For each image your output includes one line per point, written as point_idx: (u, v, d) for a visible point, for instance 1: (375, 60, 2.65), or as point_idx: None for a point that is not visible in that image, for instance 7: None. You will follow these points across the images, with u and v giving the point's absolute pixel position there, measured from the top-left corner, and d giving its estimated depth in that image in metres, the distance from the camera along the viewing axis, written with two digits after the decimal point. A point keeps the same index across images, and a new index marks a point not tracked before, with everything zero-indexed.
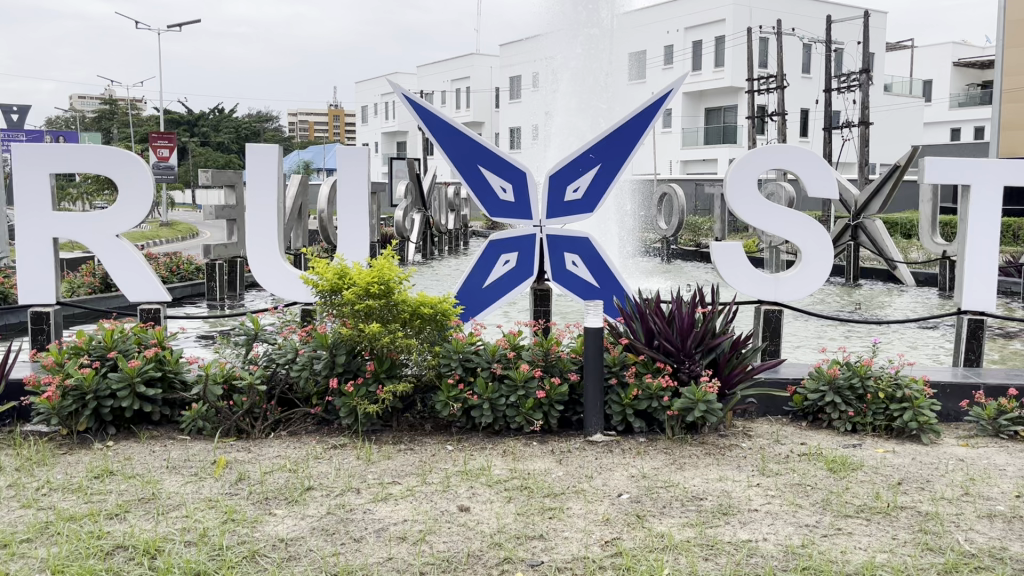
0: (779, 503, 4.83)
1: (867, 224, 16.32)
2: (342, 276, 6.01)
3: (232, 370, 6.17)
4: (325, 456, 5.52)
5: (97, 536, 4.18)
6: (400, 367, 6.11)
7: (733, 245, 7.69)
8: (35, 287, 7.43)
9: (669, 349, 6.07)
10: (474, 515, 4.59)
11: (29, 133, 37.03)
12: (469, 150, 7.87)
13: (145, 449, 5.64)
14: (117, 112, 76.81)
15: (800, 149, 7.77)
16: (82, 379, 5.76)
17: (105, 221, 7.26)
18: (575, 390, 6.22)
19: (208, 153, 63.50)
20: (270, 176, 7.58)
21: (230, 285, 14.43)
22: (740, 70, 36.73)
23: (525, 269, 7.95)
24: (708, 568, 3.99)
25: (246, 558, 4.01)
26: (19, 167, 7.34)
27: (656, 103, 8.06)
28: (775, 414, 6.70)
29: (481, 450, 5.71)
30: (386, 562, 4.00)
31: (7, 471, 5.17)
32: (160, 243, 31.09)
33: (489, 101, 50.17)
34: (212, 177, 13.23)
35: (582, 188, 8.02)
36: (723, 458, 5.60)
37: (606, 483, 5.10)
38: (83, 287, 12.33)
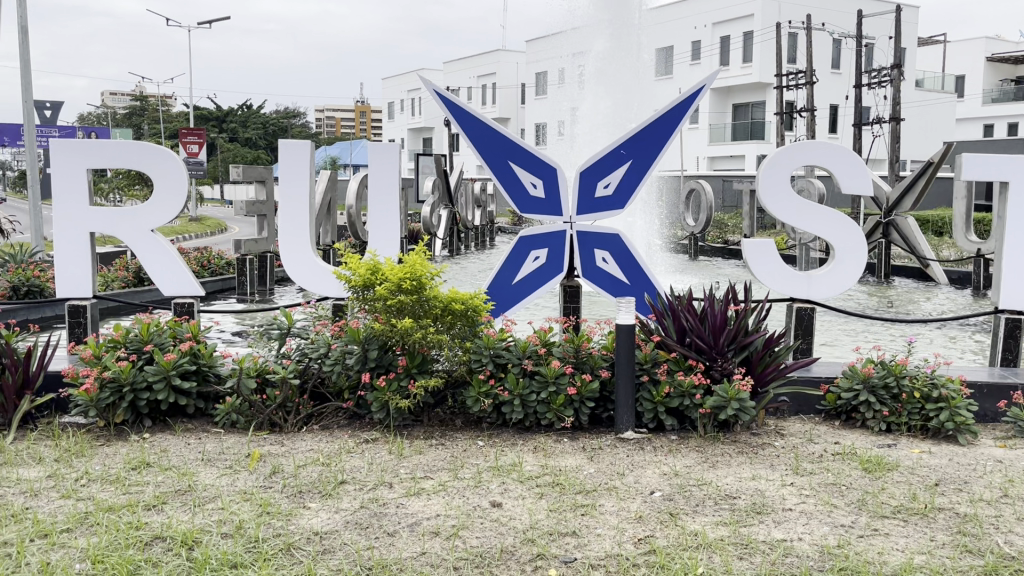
0: (814, 503, 4.77)
1: (899, 221, 16.16)
2: (374, 271, 6.03)
3: (265, 364, 6.24)
4: (358, 450, 5.55)
5: (135, 527, 4.23)
6: (431, 362, 6.13)
7: (765, 244, 7.60)
8: (72, 283, 7.51)
9: (702, 346, 6.04)
10: (507, 510, 4.59)
11: (62, 130, 37.62)
12: (499, 145, 7.86)
13: (181, 442, 5.70)
14: (147, 108, 77.68)
15: (835, 146, 7.69)
16: (120, 371, 5.84)
17: (140, 216, 7.34)
18: (606, 387, 6.19)
19: (235, 148, 64.13)
20: (302, 171, 7.64)
21: (260, 280, 14.54)
22: (768, 66, 36.37)
23: (556, 265, 7.92)
24: (743, 567, 3.95)
25: (281, 550, 4.03)
26: (57, 163, 7.44)
27: (688, 100, 8.02)
28: (808, 413, 6.65)
29: (512, 446, 5.71)
30: (419, 556, 4.01)
31: (46, 462, 5.25)
32: (190, 238, 31.49)
33: (515, 97, 50.17)
34: (242, 173, 13.31)
35: (612, 184, 8.00)
36: (756, 457, 5.55)
37: (638, 481, 5.07)
38: (117, 281, 12.52)
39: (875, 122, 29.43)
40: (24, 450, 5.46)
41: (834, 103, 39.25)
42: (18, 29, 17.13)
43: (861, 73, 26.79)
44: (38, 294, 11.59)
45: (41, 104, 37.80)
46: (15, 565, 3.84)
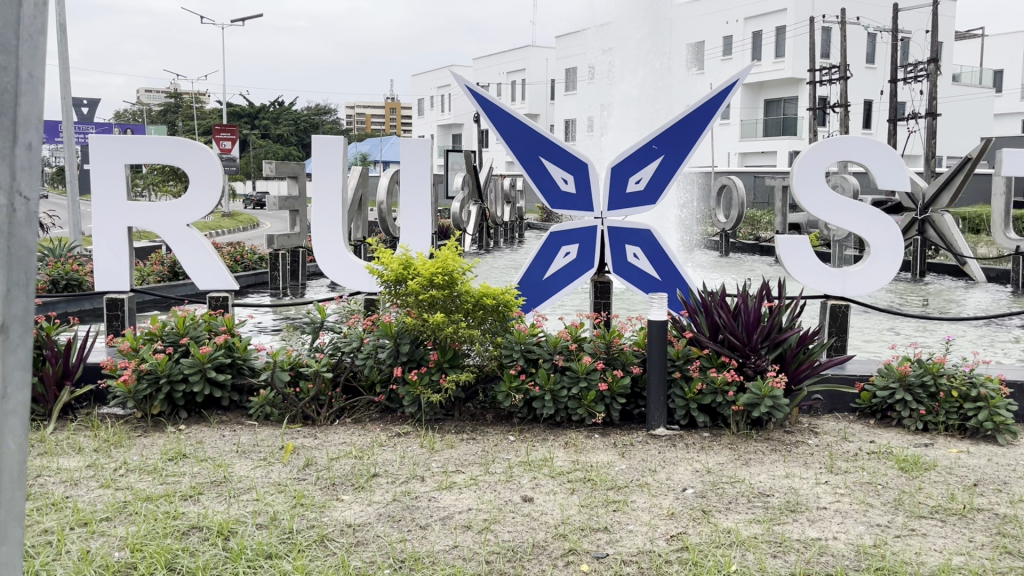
0: (850, 502, 4.71)
1: (935, 218, 15.86)
2: (406, 266, 6.06)
3: (299, 357, 6.30)
4: (389, 444, 5.58)
5: (173, 516, 4.30)
6: (462, 357, 6.15)
7: (798, 241, 7.54)
8: (110, 276, 7.63)
9: (735, 343, 6.00)
10: (538, 505, 4.59)
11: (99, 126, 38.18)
12: (531, 141, 7.85)
13: (215, 433, 5.77)
14: (181, 104, 78.76)
15: (872, 140, 7.58)
16: (156, 364, 5.92)
17: (177, 211, 7.43)
18: (638, 383, 6.16)
19: (267, 144, 64.87)
20: (335, 166, 7.69)
21: (293, 274, 14.65)
22: (801, 61, 35.96)
23: (587, 261, 7.91)
24: (778, 566, 3.90)
25: (315, 542, 4.07)
26: (96, 158, 7.56)
27: (721, 95, 7.96)
28: (842, 411, 6.58)
29: (543, 441, 5.71)
30: (452, 550, 4.02)
31: (85, 452, 5.34)
32: (223, 234, 31.86)
33: (544, 93, 50.12)
34: (275, 168, 13.40)
35: (644, 179, 7.96)
36: (790, 455, 5.50)
37: (670, 478, 5.05)
38: (153, 275, 12.70)
39: (910, 118, 28.99)
40: (63, 440, 5.55)
41: (869, 99, 38.73)
42: (57, 26, 17.38)
43: (896, 67, 26.38)
44: (76, 288, 11.79)
45: (79, 101, 38.39)
46: (56, 553, 3.90)
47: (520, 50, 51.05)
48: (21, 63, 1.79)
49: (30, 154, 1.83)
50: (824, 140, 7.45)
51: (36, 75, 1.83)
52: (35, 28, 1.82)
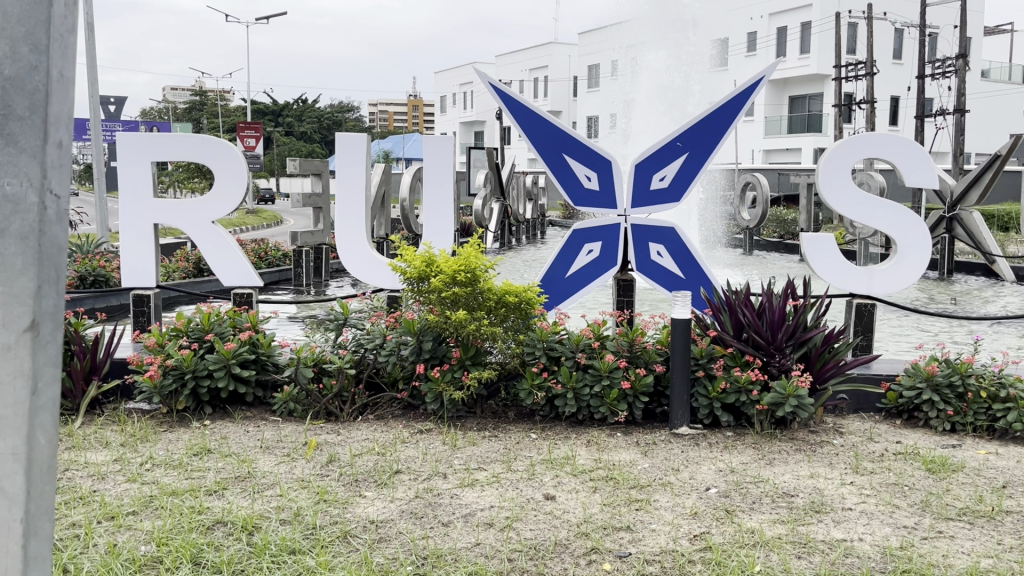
0: (875, 503, 4.67)
1: (963, 216, 15.66)
2: (429, 263, 6.07)
3: (323, 354, 6.34)
4: (412, 440, 5.60)
5: (198, 511, 4.34)
6: (485, 354, 6.15)
7: (824, 238, 7.42)
8: (136, 273, 7.71)
9: (759, 342, 5.97)
10: (560, 503, 4.59)
11: (124, 124, 38.56)
12: (554, 137, 7.83)
13: (240, 429, 5.82)
14: (206, 101, 79.47)
15: (899, 137, 7.49)
16: (182, 359, 5.98)
17: (201, 208, 7.49)
18: (661, 382, 6.13)
19: (290, 142, 65.28)
20: (359, 163, 7.73)
21: (316, 271, 14.74)
22: (827, 57, 35.62)
23: (609, 258, 7.87)
24: (803, 567, 3.87)
25: (338, 538, 4.09)
26: (123, 155, 7.64)
27: (746, 93, 7.90)
28: (868, 411, 6.52)
29: (565, 439, 5.71)
30: (474, 547, 4.03)
31: (113, 446, 5.41)
32: (246, 231, 32.09)
33: (567, 90, 50.06)
34: (299, 166, 13.50)
35: (668, 176, 7.91)
36: (815, 455, 5.45)
37: (693, 477, 5.02)
38: (178, 271, 12.83)
39: (938, 114, 28.65)
40: (91, 434, 5.62)
41: (895, 95, 38.33)
42: (84, 25, 17.59)
43: (923, 63, 26.06)
44: (103, 284, 11.93)
45: (105, 98, 38.76)
46: (84, 546, 3.95)
47: (542, 47, 50.98)
48: (52, 61, 1.80)
49: (61, 153, 1.85)
50: (850, 137, 7.37)
51: (66, 74, 1.84)
52: (66, 28, 1.83)
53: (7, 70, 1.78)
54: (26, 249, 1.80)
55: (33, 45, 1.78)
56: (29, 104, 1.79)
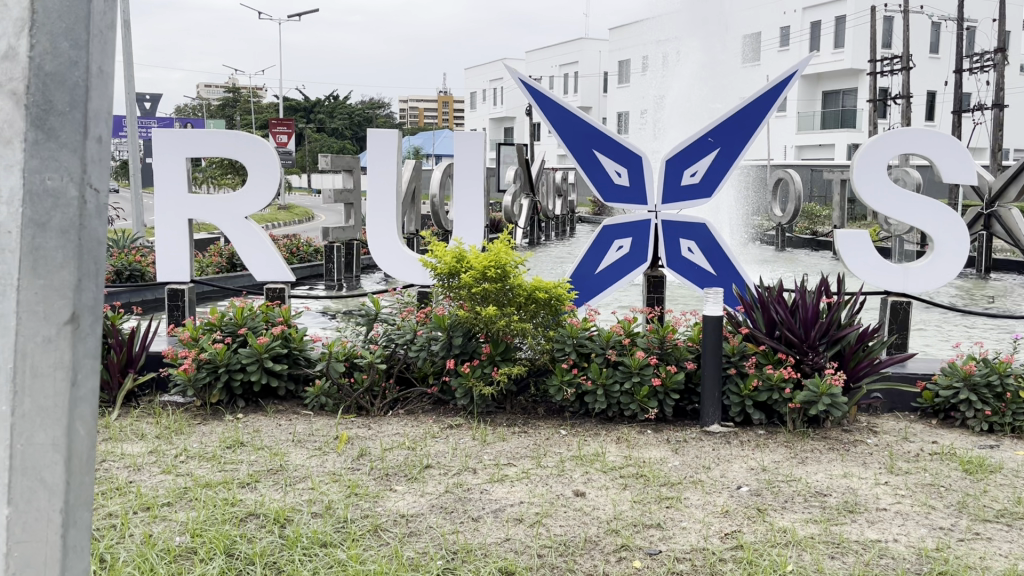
0: (910, 503, 4.60)
1: (1002, 212, 15.40)
2: (460, 259, 6.07)
3: (354, 349, 6.39)
4: (442, 435, 5.61)
5: (231, 503, 4.39)
6: (514, 350, 6.15)
7: (858, 233, 7.37)
8: (171, 268, 7.82)
9: (792, 339, 5.91)
10: (590, 500, 4.57)
11: (158, 120, 39.07)
12: (584, 133, 7.80)
13: (272, 422, 5.88)
14: (239, 98, 80.31)
15: (938, 132, 7.35)
16: (215, 353, 6.06)
17: (234, 204, 7.57)
18: (692, 379, 6.10)
19: (322, 138, 65.78)
20: (389, 160, 7.77)
21: (347, 267, 14.84)
22: (861, 51, 35.11)
23: (640, 255, 7.81)
24: (836, 567, 3.83)
25: (369, 531, 4.11)
26: (158, 152, 7.76)
27: (779, 88, 7.81)
28: (902, 410, 6.42)
29: (595, 436, 5.69)
30: (504, 542, 4.03)
31: (148, 438, 5.49)
32: (278, 227, 32.36)
33: (597, 86, 49.89)
34: (331, 162, 13.61)
35: (700, 172, 7.84)
36: (848, 454, 5.38)
37: (725, 475, 4.99)
38: (211, 267, 13.01)
39: (977, 109, 28.08)
40: (127, 426, 5.71)
41: (932, 90, 37.71)
42: (121, 23, 17.87)
43: (961, 57, 25.61)
44: (139, 278, 12.13)
45: (141, 95, 39.36)
46: (120, 536, 4.01)
47: (572, 43, 50.88)
48: (92, 56, 1.68)
49: (101, 148, 1.73)
50: (886, 133, 7.27)
51: (106, 70, 1.74)
52: (105, 23, 1.72)
53: (47, 65, 1.65)
54: (66, 242, 1.67)
55: (72, 40, 1.66)
56: (69, 99, 1.66)
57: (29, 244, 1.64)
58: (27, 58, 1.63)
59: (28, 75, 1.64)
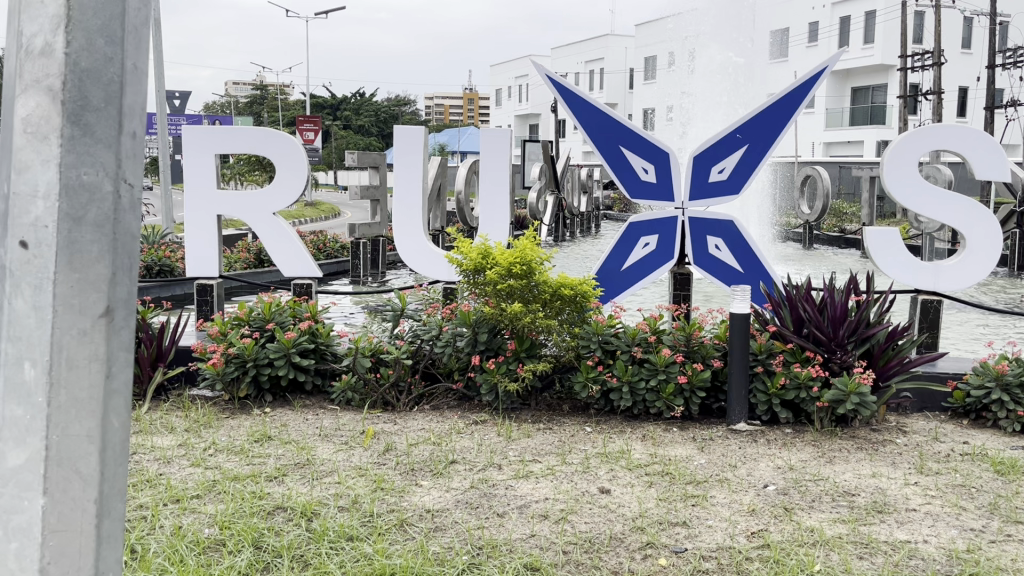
0: (941, 504, 4.54)
1: None
2: (485, 255, 6.09)
3: (380, 344, 6.43)
4: (467, 431, 5.63)
5: (258, 496, 4.43)
6: (540, 346, 6.14)
7: (889, 231, 7.27)
8: (200, 264, 7.91)
9: (820, 338, 5.85)
10: (615, 497, 4.57)
11: (187, 117, 39.50)
12: (612, 129, 7.76)
13: (299, 417, 5.92)
14: (268, 96, 81.06)
15: (973, 130, 7.25)
16: (244, 348, 6.13)
17: (262, 200, 7.62)
18: (718, 376, 6.07)
19: (349, 135, 66.05)
20: (416, 156, 7.78)
21: (373, 263, 14.92)
22: (891, 47, 34.67)
23: (666, 252, 7.78)
24: (865, 567, 3.79)
25: (395, 526, 4.14)
26: (188, 150, 7.83)
27: (808, 83, 7.74)
28: (933, 410, 6.34)
29: (620, 433, 5.67)
30: (529, 538, 4.04)
31: (177, 431, 5.56)
32: (305, 223, 32.70)
33: (623, 82, 49.70)
34: (357, 158, 13.68)
35: (727, 169, 7.79)
36: (877, 454, 5.32)
37: (751, 474, 4.95)
38: (239, 262, 13.14)
39: (1010, 105, 27.60)
40: (157, 419, 5.78)
41: (964, 86, 37.15)
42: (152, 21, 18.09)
43: (994, 52, 25.19)
44: (168, 274, 12.30)
45: (171, 92, 39.86)
46: (150, 527, 4.06)
47: (598, 39, 50.73)
48: (128, 52, 1.69)
49: (134, 144, 1.74)
50: (917, 131, 7.18)
51: (140, 67, 1.75)
52: (140, 21, 1.73)
53: (83, 62, 1.65)
54: (101, 237, 1.68)
55: (108, 37, 1.67)
56: (105, 95, 1.67)
57: (65, 238, 1.66)
58: (63, 55, 1.64)
59: (64, 71, 1.64)
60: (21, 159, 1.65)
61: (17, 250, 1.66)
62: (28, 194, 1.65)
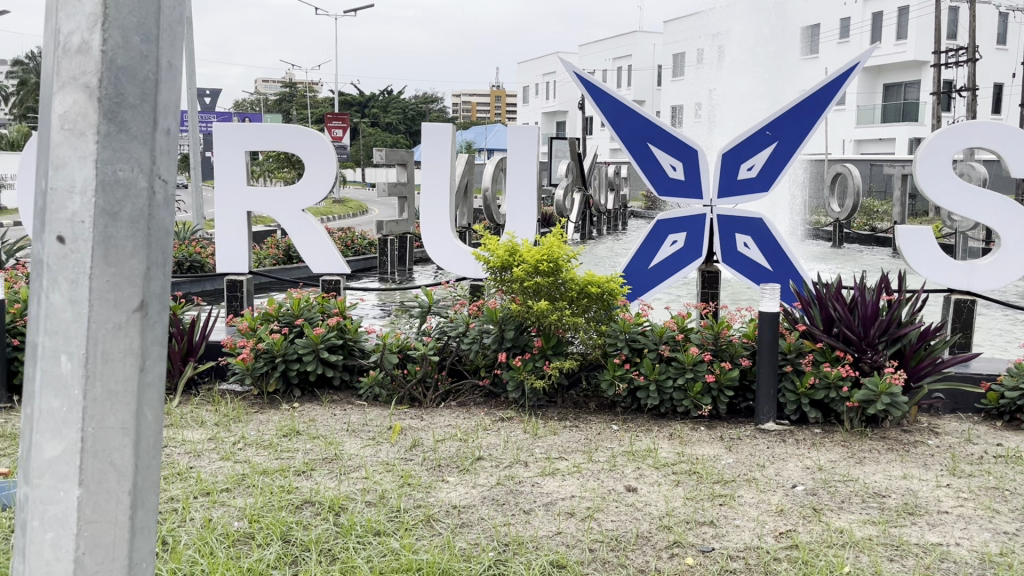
0: (974, 507, 4.47)
1: None
2: (512, 252, 6.08)
3: (407, 340, 6.45)
4: (493, 428, 5.65)
5: (287, 490, 4.47)
6: (566, 344, 6.13)
7: (922, 229, 7.16)
8: (230, 260, 8.00)
9: (850, 337, 5.79)
10: (642, 496, 4.55)
11: (218, 115, 39.90)
12: (640, 126, 7.70)
13: (327, 412, 5.97)
14: (296, 94, 81.71)
15: (1009, 126, 7.11)
16: (273, 343, 6.18)
17: (292, 197, 7.67)
18: (746, 375, 6.02)
19: (376, 133, 66.37)
20: (443, 153, 7.79)
21: (400, 260, 15.00)
22: (925, 42, 34.19)
23: (694, 250, 7.73)
24: (895, 569, 3.75)
25: (422, 521, 4.15)
26: (218, 147, 7.89)
27: (839, 80, 7.64)
28: (966, 411, 6.25)
29: (647, 432, 5.65)
30: (555, 536, 4.03)
31: (207, 425, 5.62)
32: (333, 220, 32.97)
33: (651, 79, 49.49)
34: (385, 156, 13.75)
35: (757, 166, 7.72)
36: (908, 455, 5.26)
37: (779, 474, 4.91)
38: (268, 259, 13.27)
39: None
40: (187, 413, 5.85)
41: (998, 82, 36.56)
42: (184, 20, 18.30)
43: None
44: (199, 270, 12.45)
45: (202, 91, 40.23)
46: (181, 520, 4.12)
47: (626, 37, 50.55)
48: (162, 50, 1.71)
49: (168, 141, 1.76)
50: (950, 128, 7.05)
51: (174, 65, 1.77)
52: (174, 19, 1.76)
53: (119, 59, 1.67)
54: (136, 232, 1.71)
55: (144, 35, 1.69)
56: (140, 92, 1.70)
57: (101, 233, 1.68)
58: (100, 52, 1.66)
59: (100, 69, 1.66)
60: (58, 154, 1.67)
61: (54, 246, 1.68)
62: (65, 190, 1.67)
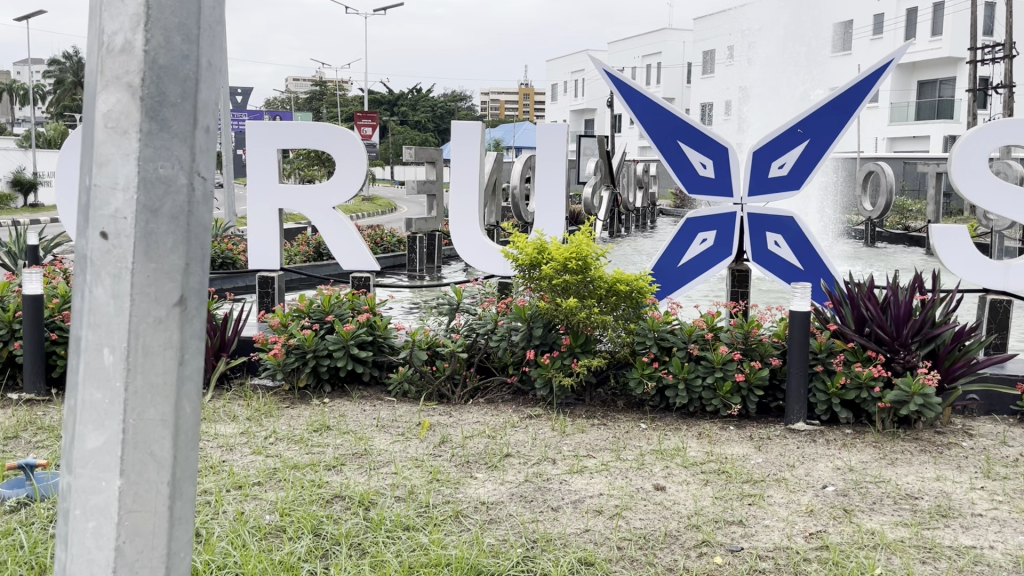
0: (1008, 510, 4.41)
1: None
2: (541, 250, 6.08)
3: (436, 337, 6.49)
4: (521, 425, 5.66)
5: (318, 485, 4.52)
6: (594, 342, 6.13)
7: (957, 228, 7.02)
8: (262, 257, 8.08)
9: (883, 337, 5.73)
10: (670, 495, 4.54)
11: (250, 114, 40.25)
12: (668, 124, 7.67)
13: (357, 407, 6.03)
14: (326, 93, 82.29)
15: None
16: (304, 339, 6.25)
17: (323, 195, 7.75)
18: (776, 375, 5.98)
19: (406, 131, 66.68)
20: (472, 150, 7.82)
21: (429, 258, 15.09)
22: (961, 39, 33.71)
23: (724, 248, 7.68)
24: (928, 571, 3.72)
25: (450, 517, 4.18)
26: (251, 145, 7.99)
27: (872, 78, 7.56)
28: (1001, 413, 6.15)
29: (675, 431, 5.64)
30: (583, 533, 4.04)
31: (240, 419, 5.71)
32: (361, 218, 33.17)
33: (681, 76, 49.24)
34: (415, 154, 13.83)
35: (788, 164, 7.66)
36: (941, 456, 5.20)
37: (810, 474, 4.87)
38: (299, 255, 13.41)
39: None
40: (220, 408, 5.93)
41: None
42: None
43: None
44: (231, 266, 12.62)
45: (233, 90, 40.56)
46: (214, 512, 4.18)
47: (656, 34, 50.34)
48: (203, 51, 1.75)
49: (208, 138, 1.79)
50: (986, 124, 6.90)
51: (215, 65, 1.80)
52: (214, 18, 1.79)
53: (161, 59, 1.71)
54: (177, 228, 1.74)
55: (185, 35, 1.72)
56: (182, 91, 1.73)
57: (142, 228, 1.72)
58: (143, 52, 1.70)
59: (143, 68, 1.70)
60: (102, 153, 1.71)
61: (98, 241, 1.72)
62: (108, 186, 1.71)
